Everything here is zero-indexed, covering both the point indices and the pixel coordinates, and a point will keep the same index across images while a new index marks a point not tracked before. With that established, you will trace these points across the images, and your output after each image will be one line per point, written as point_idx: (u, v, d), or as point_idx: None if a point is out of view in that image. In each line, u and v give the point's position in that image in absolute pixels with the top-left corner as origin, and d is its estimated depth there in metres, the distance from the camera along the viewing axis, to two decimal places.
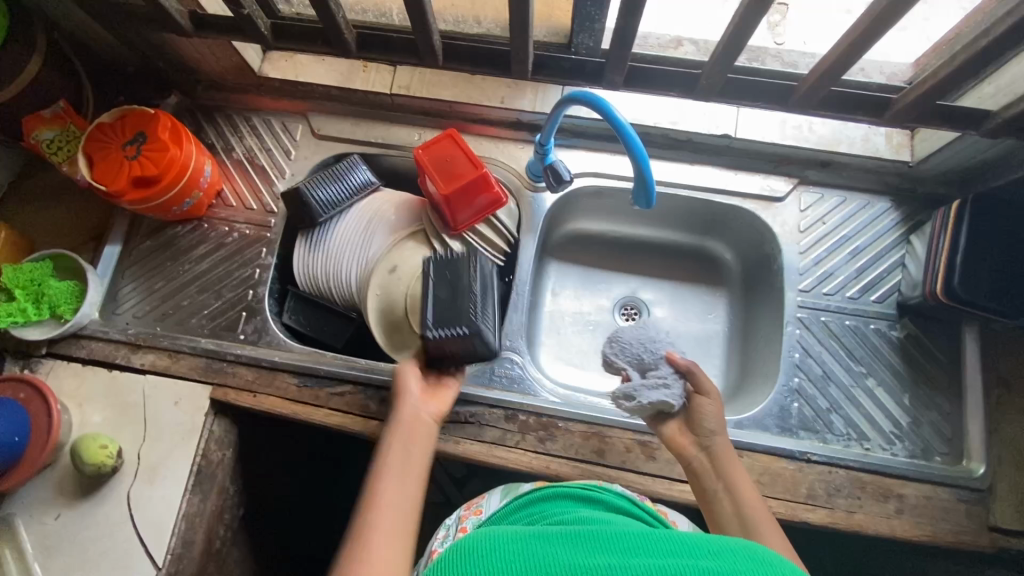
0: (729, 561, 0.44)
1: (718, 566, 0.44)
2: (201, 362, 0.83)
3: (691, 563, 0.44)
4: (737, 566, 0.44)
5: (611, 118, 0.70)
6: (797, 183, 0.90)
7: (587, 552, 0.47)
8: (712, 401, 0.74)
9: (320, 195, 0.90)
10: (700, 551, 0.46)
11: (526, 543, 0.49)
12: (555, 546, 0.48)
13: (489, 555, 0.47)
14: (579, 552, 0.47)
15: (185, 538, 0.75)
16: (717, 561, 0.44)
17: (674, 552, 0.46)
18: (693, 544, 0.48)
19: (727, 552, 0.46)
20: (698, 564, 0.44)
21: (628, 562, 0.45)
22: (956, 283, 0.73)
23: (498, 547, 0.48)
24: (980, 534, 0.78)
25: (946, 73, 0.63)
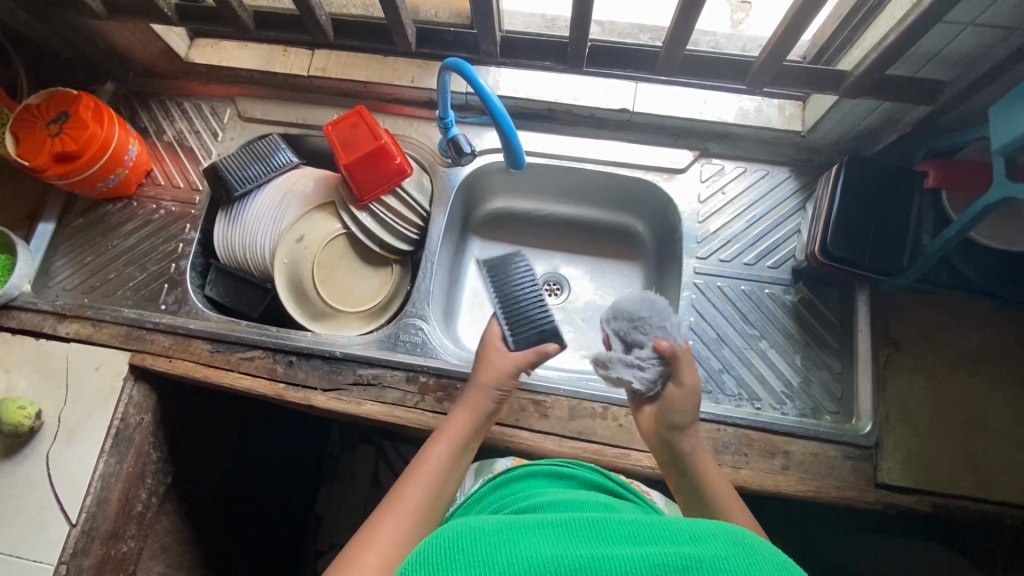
0: (710, 547, 0.41)
1: (703, 553, 0.40)
2: (123, 330, 0.91)
3: (674, 552, 0.41)
4: (717, 553, 0.41)
5: (473, 83, 0.71)
6: (699, 154, 0.95)
7: (573, 541, 0.43)
8: (684, 393, 0.70)
9: (237, 171, 0.94)
10: (683, 535, 0.43)
11: (512, 531, 0.45)
12: (538, 535, 0.45)
13: (466, 547, 0.43)
14: (564, 542, 0.43)
15: (100, 497, 0.85)
16: (700, 547, 0.41)
17: (664, 538, 0.43)
18: (675, 526, 0.45)
19: (709, 537, 0.43)
20: (686, 552, 0.41)
21: (618, 551, 0.42)
22: (829, 243, 0.78)
23: (477, 538, 0.44)
24: (865, 489, 0.78)
25: (783, 28, 0.65)
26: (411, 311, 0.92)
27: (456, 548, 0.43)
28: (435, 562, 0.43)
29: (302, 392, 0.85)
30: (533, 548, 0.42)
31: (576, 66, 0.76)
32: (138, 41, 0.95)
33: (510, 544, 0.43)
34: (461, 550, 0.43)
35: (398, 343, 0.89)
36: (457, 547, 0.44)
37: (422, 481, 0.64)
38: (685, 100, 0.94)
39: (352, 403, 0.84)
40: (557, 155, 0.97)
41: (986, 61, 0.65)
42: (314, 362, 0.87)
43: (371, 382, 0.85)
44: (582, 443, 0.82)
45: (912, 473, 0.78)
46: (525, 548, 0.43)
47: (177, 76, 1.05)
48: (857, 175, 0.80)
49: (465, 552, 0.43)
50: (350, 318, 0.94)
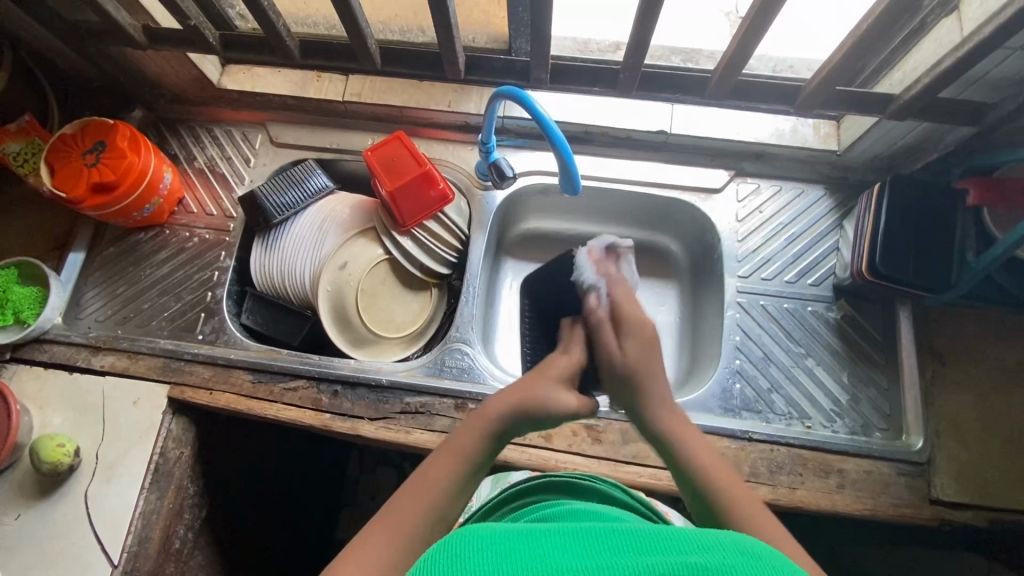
0: (719, 556, 0.39)
1: (709, 561, 0.38)
2: (160, 362, 0.89)
3: (677, 560, 0.39)
4: (726, 561, 0.39)
5: (533, 111, 0.71)
6: (735, 174, 0.97)
7: (573, 553, 0.42)
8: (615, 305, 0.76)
9: (275, 198, 0.93)
10: (689, 546, 0.41)
11: (517, 542, 0.44)
12: (537, 548, 0.43)
13: (466, 557, 0.42)
14: (567, 555, 0.42)
15: (141, 536, 0.82)
16: (707, 556, 0.39)
17: (667, 549, 0.41)
18: (680, 539, 0.42)
19: (716, 548, 0.40)
20: (691, 561, 0.39)
21: (620, 562, 0.40)
22: (878, 261, 0.79)
23: (477, 549, 0.43)
24: (921, 507, 0.78)
25: (840, 55, 0.66)
26: (454, 336, 0.91)
27: (454, 557, 0.42)
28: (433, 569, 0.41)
29: (349, 422, 0.84)
30: (535, 560, 0.41)
31: (625, 91, 0.77)
32: (172, 68, 0.94)
33: (514, 556, 0.41)
34: (455, 558, 0.42)
35: (443, 369, 0.88)
36: (455, 558, 0.42)
37: (479, 427, 0.62)
38: (721, 121, 0.95)
39: (402, 432, 0.83)
40: (595, 177, 0.97)
41: None
42: (360, 391, 0.85)
43: (419, 410, 0.84)
44: (636, 467, 0.81)
45: (965, 488, 0.79)
46: (529, 559, 0.41)
47: (207, 102, 1.04)
48: (900, 194, 0.81)
49: (462, 561, 0.41)
50: (392, 344, 0.94)
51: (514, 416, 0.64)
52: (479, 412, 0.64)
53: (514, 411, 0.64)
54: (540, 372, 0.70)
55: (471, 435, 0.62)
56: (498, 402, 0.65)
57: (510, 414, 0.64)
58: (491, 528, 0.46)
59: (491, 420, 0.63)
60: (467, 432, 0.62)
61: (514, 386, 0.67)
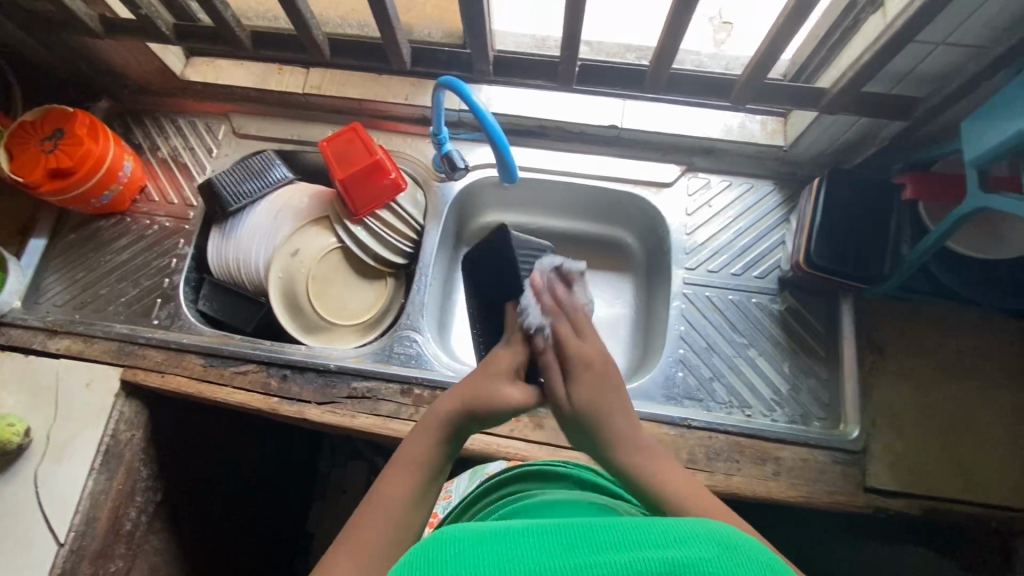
0: (696, 548, 0.36)
1: (687, 557, 0.35)
2: (114, 345, 0.91)
3: (656, 557, 0.35)
4: (704, 555, 0.35)
5: (469, 101, 0.73)
6: (686, 169, 0.98)
7: (542, 554, 0.36)
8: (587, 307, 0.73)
9: (233, 186, 0.95)
10: (664, 537, 0.37)
11: (482, 545, 0.38)
12: (503, 550, 0.37)
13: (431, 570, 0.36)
14: (536, 555, 0.36)
15: (88, 515, 0.84)
16: (684, 550, 0.35)
17: (641, 541, 0.37)
18: (653, 528, 0.38)
19: (693, 538, 0.37)
20: (667, 557, 0.35)
21: (595, 560, 0.35)
22: (813, 252, 0.81)
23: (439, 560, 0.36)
24: (855, 494, 0.79)
25: (765, 48, 0.68)
26: (405, 324, 0.93)
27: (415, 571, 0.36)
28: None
29: (296, 406, 0.85)
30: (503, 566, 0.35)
31: (566, 83, 0.79)
32: (135, 59, 0.96)
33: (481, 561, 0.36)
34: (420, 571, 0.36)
35: (392, 356, 0.90)
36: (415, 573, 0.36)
37: (429, 433, 0.59)
38: (672, 117, 0.96)
39: (347, 416, 0.84)
40: (548, 170, 0.99)
41: (957, 78, 0.69)
42: (309, 376, 0.87)
43: (365, 395, 0.85)
44: (577, 452, 0.82)
45: (899, 477, 0.80)
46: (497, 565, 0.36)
47: (172, 94, 1.06)
48: (838, 188, 0.83)
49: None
50: (345, 332, 0.95)
51: (464, 417, 0.60)
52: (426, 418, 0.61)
53: (461, 414, 0.60)
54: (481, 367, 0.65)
55: (424, 439, 0.59)
56: (443, 405, 0.61)
57: (459, 416, 0.60)
58: (450, 534, 0.40)
59: (439, 426, 0.60)
60: (419, 438, 0.59)
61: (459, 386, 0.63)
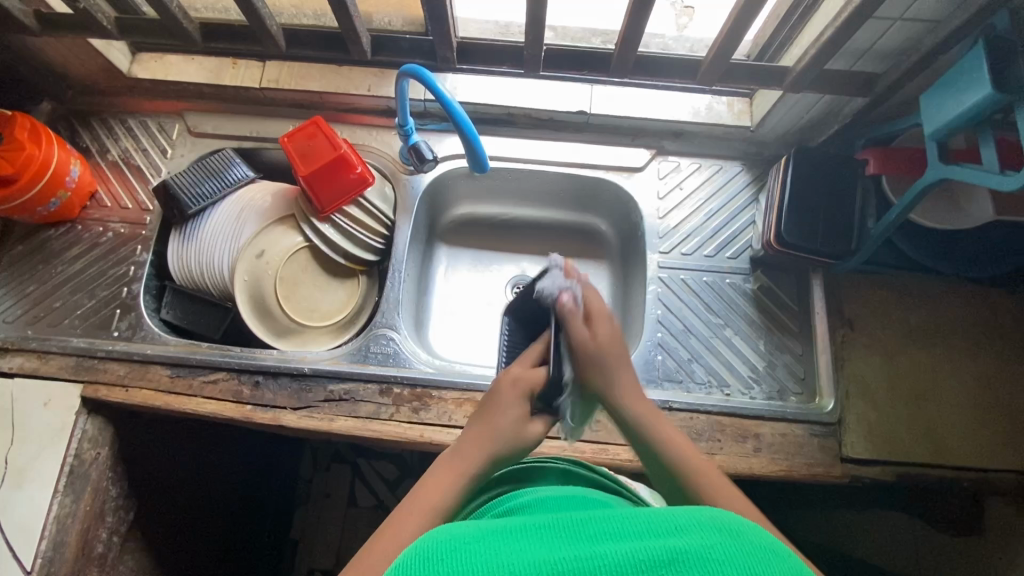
0: (698, 536, 0.36)
1: (691, 545, 0.35)
2: (72, 361, 0.86)
3: (661, 545, 0.35)
4: (707, 543, 0.35)
5: (434, 89, 0.71)
6: (656, 153, 0.98)
7: (548, 543, 0.37)
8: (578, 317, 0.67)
9: (191, 188, 0.91)
10: (668, 526, 0.37)
11: (488, 537, 0.38)
12: (512, 542, 0.37)
13: (433, 559, 0.36)
14: (540, 545, 0.37)
15: (56, 540, 0.80)
16: (689, 538, 0.35)
17: (643, 531, 0.37)
18: (656, 515, 0.38)
19: (695, 525, 0.37)
20: (670, 545, 0.35)
21: (599, 550, 0.35)
22: (785, 231, 0.82)
23: (440, 554, 0.36)
24: (832, 465, 0.81)
25: (729, 28, 0.67)
26: (380, 323, 0.91)
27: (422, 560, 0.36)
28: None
29: (272, 413, 0.82)
30: (507, 556, 0.36)
31: (532, 69, 0.78)
32: (75, 57, 0.91)
33: (488, 551, 0.36)
34: (427, 561, 0.36)
35: (369, 355, 0.87)
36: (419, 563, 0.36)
37: (449, 477, 0.55)
38: (640, 101, 0.96)
39: (326, 420, 0.82)
40: (519, 159, 0.98)
41: (915, 53, 0.70)
42: (282, 381, 0.84)
43: (343, 397, 0.83)
44: (562, 442, 0.82)
45: (873, 446, 0.82)
46: (502, 555, 0.36)
47: (119, 93, 1.01)
48: (804, 166, 0.84)
49: (430, 566, 0.36)
50: (319, 333, 0.92)
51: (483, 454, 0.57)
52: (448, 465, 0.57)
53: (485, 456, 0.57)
54: (497, 404, 0.61)
55: (440, 489, 0.54)
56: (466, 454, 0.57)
57: (479, 451, 0.58)
58: (455, 525, 0.41)
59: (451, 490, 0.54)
60: (437, 479, 0.55)
61: (466, 435, 0.59)
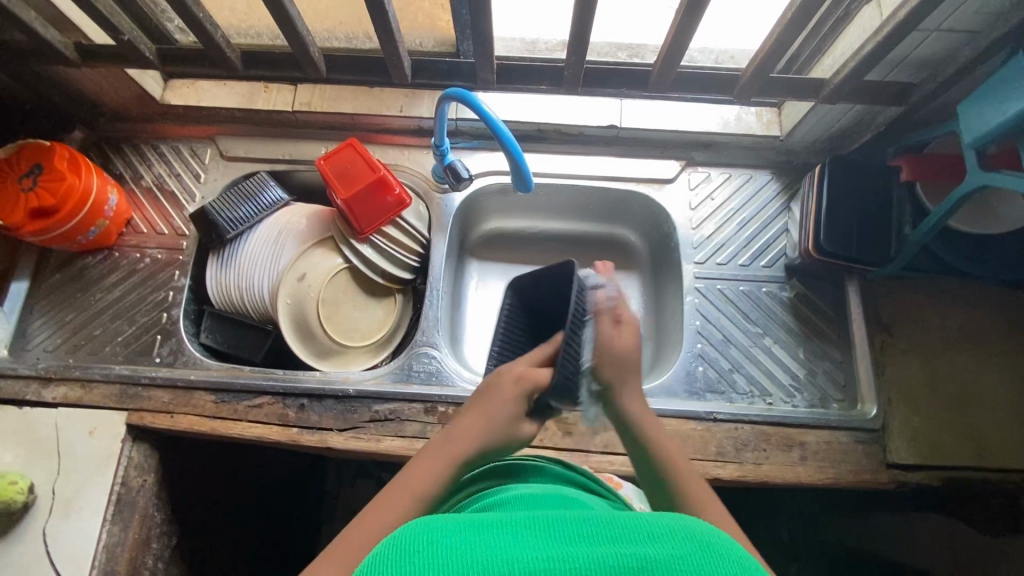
0: (668, 544, 0.36)
1: (660, 554, 0.35)
2: (116, 388, 0.86)
3: (629, 552, 0.35)
4: (675, 552, 0.35)
5: (479, 111, 0.71)
6: (686, 165, 0.99)
7: (521, 543, 0.37)
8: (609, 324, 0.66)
9: (228, 213, 0.91)
10: (639, 533, 0.38)
11: (464, 531, 0.39)
12: (484, 538, 0.38)
13: (409, 551, 0.36)
14: (514, 542, 0.38)
15: (106, 570, 0.80)
16: (657, 547, 0.36)
17: (614, 536, 0.38)
18: (629, 522, 0.39)
19: (665, 534, 0.37)
20: (639, 552, 0.36)
21: (572, 552, 0.36)
22: (823, 240, 0.83)
23: (416, 547, 0.37)
24: (879, 471, 0.81)
25: (772, 43, 0.68)
26: (420, 341, 0.91)
27: (396, 552, 0.36)
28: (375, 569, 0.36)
29: (318, 435, 0.82)
30: (481, 553, 0.36)
31: (571, 87, 0.78)
32: (110, 86, 0.92)
33: (463, 546, 0.37)
34: (404, 548, 0.37)
35: (411, 374, 0.88)
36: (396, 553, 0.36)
37: (433, 464, 0.54)
38: (669, 114, 0.97)
39: (374, 441, 0.82)
40: (550, 174, 0.99)
41: (953, 63, 0.71)
42: (327, 403, 0.84)
43: (388, 417, 0.83)
44: (608, 456, 0.82)
45: (917, 450, 0.82)
46: (477, 550, 0.36)
47: (151, 119, 1.01)
48: (840, 175, 0.85)
49: (406, 557, 0.36)
50: (359, 353, 0.93)
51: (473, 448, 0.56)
52: (436, 451, 0.55)
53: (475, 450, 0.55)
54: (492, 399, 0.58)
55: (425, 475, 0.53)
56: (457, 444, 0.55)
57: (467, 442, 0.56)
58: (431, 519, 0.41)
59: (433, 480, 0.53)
60: (423, 461, 0.54)
61: (461, 422, 0.57)
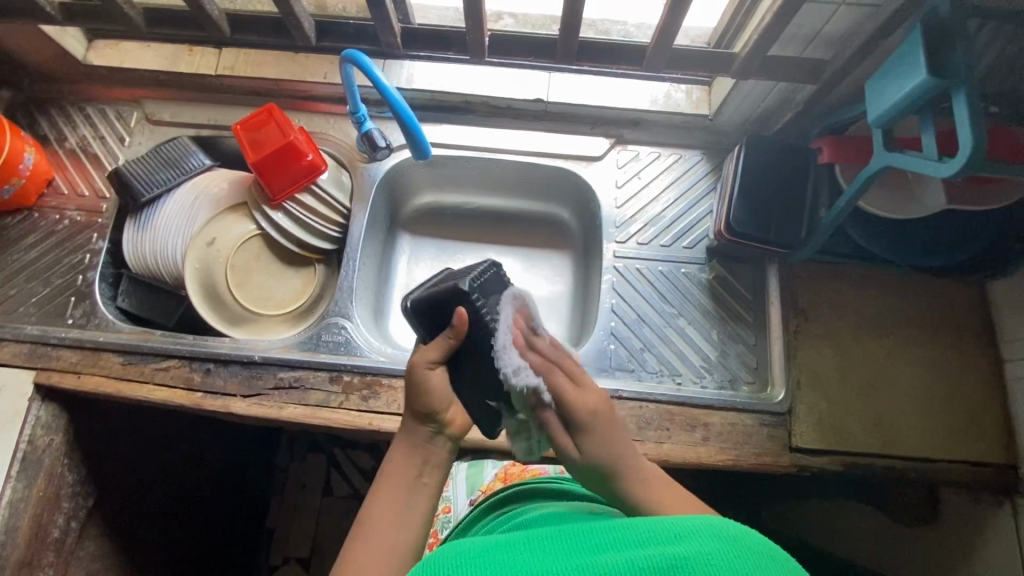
0: (695, 543, 0.38)
1: (687, 552, 0.37)
2: (25, 348, 0.87)
3: (657, 553, 0.37)
4: (703, 549, 0.37)
5: (372, 76, 0.70)
6: (615, 142, 0.98)
7: (555, 555, 0.40)
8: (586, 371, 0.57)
9: (144, 176, 0.90)
10: (667, 533, 0.39)
11: (497, 554, 0.42)
12: (520, 552, 0.41)
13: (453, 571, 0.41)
14: (549, 558, 0.40)
15: (9, 525, 0.81)
16: (684, 545, 0.38)
17: (645, 539, 0.39)
18: (655, 523, 0.41)
19: (691, 531, 0.39)
20: (667, 553, 0.37)
21: (599, 559, 0.38)
22: (735, 219, 0.82)
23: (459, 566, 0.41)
24: (781, 454, 0.81)
25: (669, 11, 0.67)
26: (333, 311, 0.91)
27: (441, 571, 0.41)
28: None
29: (222, 400, 0.83)
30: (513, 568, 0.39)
31: (478, 56, 0.77)
32: (29, 44, 0.91)
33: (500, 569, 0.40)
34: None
35: (320, 344, 0.87)
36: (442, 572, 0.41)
37: (390, 491, 0.52)
38: (597, 89, 0.95)
39: (276, 407, 0.82)
40: (477, 147, 0.98)
41: (858, 38, 0.69)
42: (233, 368, 0.84)
43: (293, 385, 0.83)
44: None
45: (822, 436, 0.82)
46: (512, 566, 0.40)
47: (78, 79, 1.00)
48: (758, 154, 0.84)
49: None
50: (274, 321, 0.92)
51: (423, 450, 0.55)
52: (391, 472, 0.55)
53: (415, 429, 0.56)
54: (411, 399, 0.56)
55: (383, 517, 0.50)
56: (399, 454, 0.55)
57: (412, 447, 0.55)
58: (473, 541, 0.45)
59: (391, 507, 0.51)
60: (382, 491, 0.52)
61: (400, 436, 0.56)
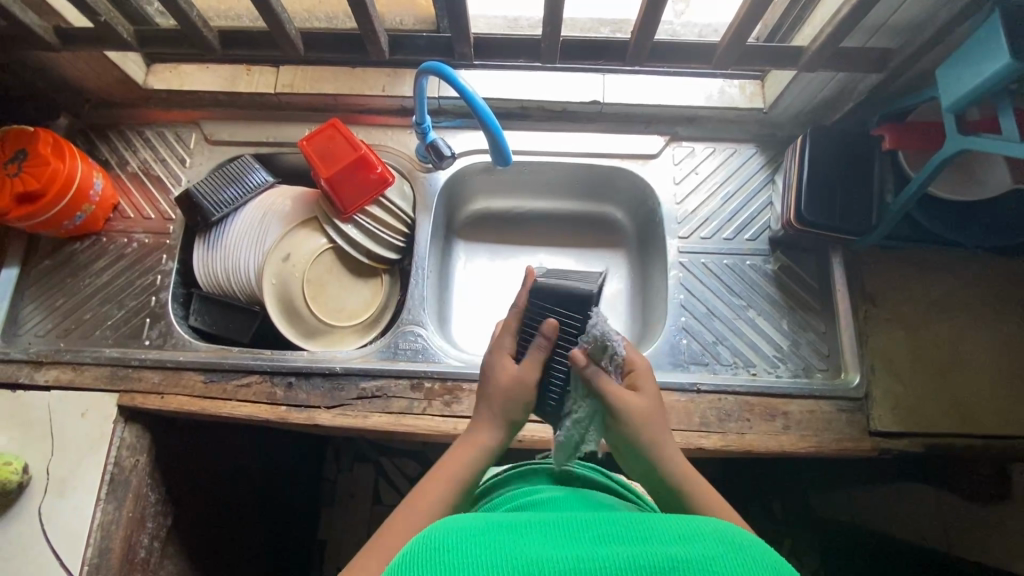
0: (700, 547, 0.37)
1: (692, 555, 0.36)
2: (107, 370, 0.88)
3: (662, 553, 0.36)
4: (708, 553, 0.36)
5: (458, 87, 0.71)
6: (670, 139, 0.99)
7: (552, 542, 0.38)
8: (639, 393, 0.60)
9: (212, 196, 0.91)
10: (670, 535, 0.38)
11: (491, 528, 0.39)
12: (512, 535, 0.38)
13: (441, 549, 0.37)
14: (543, 540, 0.38)
15: (101, 547, 0.81)
16: (689, 548, 0.36)
17: (648, 537, 0.38)
18: (657, 524, 0.39)
19: (697, 536, 0.38)
20: (670, 553, 0.36)
21: (602, 552, 0.36)
22: (804, 209, 0.83)
23: (447, 545, 0.37)
24: (861, 439, 0.82)
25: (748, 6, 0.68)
26: (407, 319, 0.92)
27: (427, 548, 0.37)
28: (406, 566, 0.36)
29: (307, 413, 0.83)
30: (509, 552, 0.36)
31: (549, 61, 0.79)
32: (92, 71, 0.92)
33: (493, 545, 0.37)
34: (428, 556, 0.36)
35: (398, 352, 0.89)
36: (429, 548, 0.37)
37: (454, 477, 0.56)
38: (651, 88, 0.97)
39: (361, 417, 0.83)
40: (534, 152, 0.99)
41: (929, 27, 0.70)
42: (315, 381, 0.85)
43: (375, 394, 0.84)
44: None
45: (901, 418, 0.83)
46: (509, 548, 0.37)
47: (136, 104, 1.02)
48: (822, 143, 0.85)
49: (440, 555, 0.36)
50: (346, 333, 0.94)
51: (495, 454, 0.60)
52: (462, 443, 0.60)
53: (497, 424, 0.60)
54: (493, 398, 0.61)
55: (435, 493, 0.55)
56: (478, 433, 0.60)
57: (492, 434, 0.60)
58: (460, 516, 0.41)
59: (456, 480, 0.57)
60: (447, 476, 0.56)
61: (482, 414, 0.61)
